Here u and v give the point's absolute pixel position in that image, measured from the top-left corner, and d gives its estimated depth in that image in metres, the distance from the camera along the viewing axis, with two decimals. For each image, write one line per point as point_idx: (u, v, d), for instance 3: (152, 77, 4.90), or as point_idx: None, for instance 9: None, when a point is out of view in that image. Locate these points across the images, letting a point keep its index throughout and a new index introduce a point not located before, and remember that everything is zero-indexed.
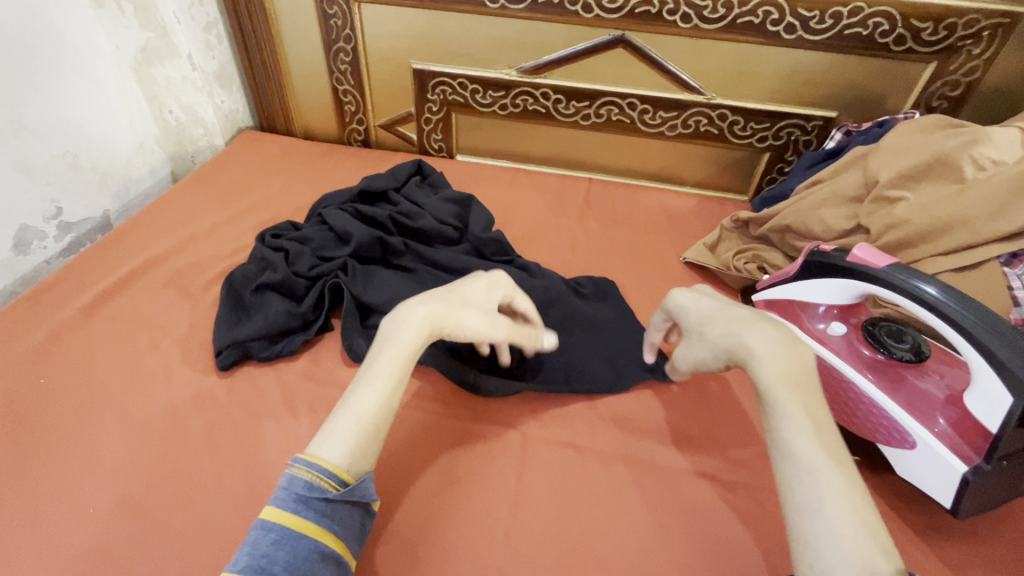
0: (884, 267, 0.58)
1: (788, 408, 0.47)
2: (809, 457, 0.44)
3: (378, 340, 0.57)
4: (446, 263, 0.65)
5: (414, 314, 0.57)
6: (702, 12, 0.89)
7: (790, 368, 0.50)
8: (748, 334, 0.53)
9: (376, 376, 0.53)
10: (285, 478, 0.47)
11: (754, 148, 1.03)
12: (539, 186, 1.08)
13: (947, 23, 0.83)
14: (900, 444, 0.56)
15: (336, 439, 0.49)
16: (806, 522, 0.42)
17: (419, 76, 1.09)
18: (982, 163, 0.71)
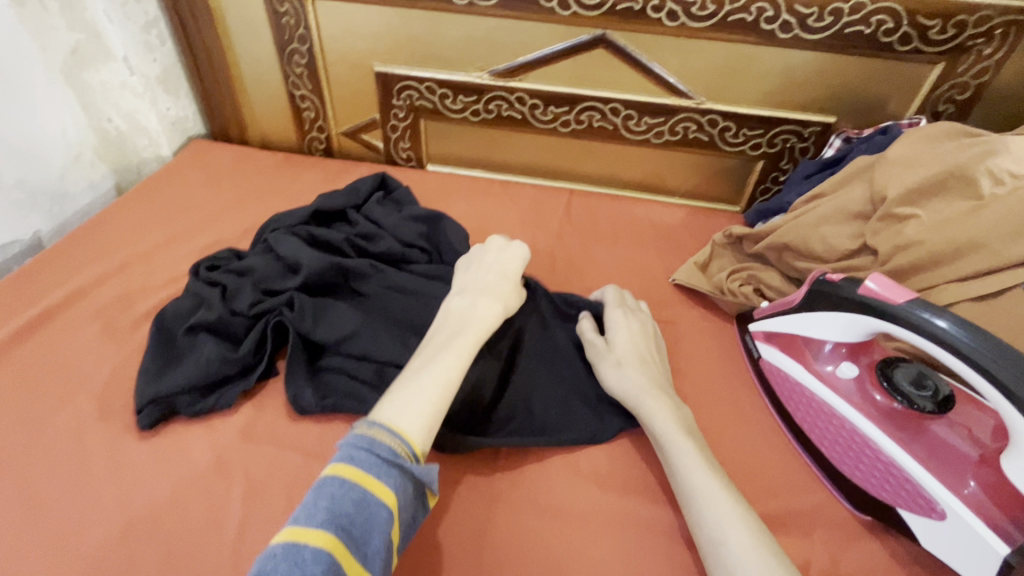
0: (903, 304, 0.50)
1: (677, 450, 0.54)
2: (709, 491, 0.50)
3: (450, 318, 0.60)
4: (490, 258, 0.70)
5: (487, 300, 0.62)
6: (690, 9, 0.81)
7: (681, 416, 0.58)
8: (648, 387, 0.59)
9: (458, 348, 0.56)
10: (364, 437, 0.45)
11: (747, 156, 0.96)
12: (515, 198, 1.00)
13: (957, 20, 0.76)
14: (926, 511, 0.49)
15: (430, 398, 0.50)
16: (716, 553, 0.46)
17: (382, 79, 0.99)
18: (1000, 176, 0.64)
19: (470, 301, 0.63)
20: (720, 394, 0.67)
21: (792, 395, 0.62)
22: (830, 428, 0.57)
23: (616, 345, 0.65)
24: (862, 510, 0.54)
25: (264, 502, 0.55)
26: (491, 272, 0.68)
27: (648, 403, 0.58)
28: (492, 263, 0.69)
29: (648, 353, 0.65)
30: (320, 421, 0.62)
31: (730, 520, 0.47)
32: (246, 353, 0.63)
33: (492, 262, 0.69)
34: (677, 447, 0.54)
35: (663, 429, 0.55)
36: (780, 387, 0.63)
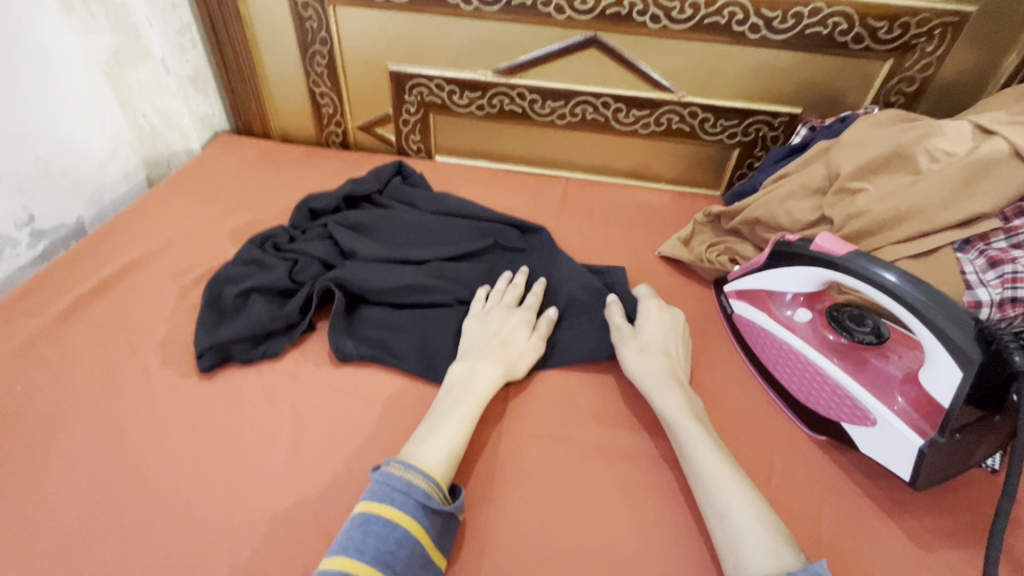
0: (844, 253, 0.61)
1: (689, 434, 0.60)
2: (717, 472, 0.56)
3: (453, 383, 0.66)
4: (492, 320, 0.74)
5: (486, 364, 0.67)
6: (670, 13, 0.92)
7: (693, 404, 0.64)
8: (661, 382, 0.66)
9: (460, 416, 0.61)
10: (404, 480, 0.53)
11: (724, 145, 1.07)
12: (517, 185, 1.10)
13: (901, 22, 0.87)
14: (861, 421, 0.59)
15: (432, 458, 0.57)
16: (721, 521, 0.53)
17: (396, 77, 1.10)
18: (936, 154, 0.75)
19: (471, 365, 0.68)
20: (698, 345, 0.77)
21: (759, 341, 0.72)
22: (789, 364, 0.67)
23: (645, 339, 0.71)
24: (816, 430, 0.64)
25: (311, 431, 0.65)
26: (492, 332, 0.72)
27: (660, 389, 0.65)
28: (494, 323, 0.73)
29: (674, 348, 0.71)
30: (353, 368, 0.72)
31: (736, 496, 0.54)
32: (293, 311, 0.73)
33: (495, 324, 0.73)
34: (687, 432, 0.61)
35: (675, 415, 0.62)
36: (749, 335, 0.74)
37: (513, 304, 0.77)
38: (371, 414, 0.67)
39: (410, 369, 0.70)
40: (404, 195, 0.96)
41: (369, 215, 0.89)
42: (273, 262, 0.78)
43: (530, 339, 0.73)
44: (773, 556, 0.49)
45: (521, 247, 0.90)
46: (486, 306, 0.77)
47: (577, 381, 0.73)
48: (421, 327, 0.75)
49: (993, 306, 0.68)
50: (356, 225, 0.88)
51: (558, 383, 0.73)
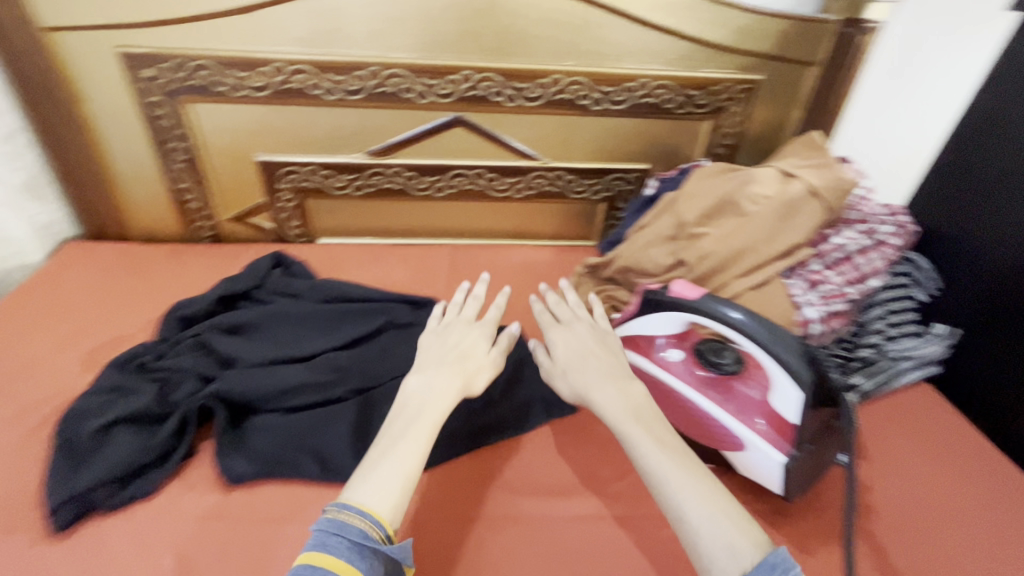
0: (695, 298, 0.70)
1: (635, 437, 0.60)
2: (673, 472, 0.55)
3: (405, 407, 0.64)
4: (451, 336, 0.76)
5: (449, 377, 0.68)
6: (523, 93, 1.01)
7: (630, 402, 0.64)
8: (594, 386, 0.67)
9: (413, 436, 0.60)
10: (335, 522, 0.52)
11: (591, 201, 1.17)
12: (406, 257, 1.11)
13: (711, 90, 1.03)
14: (733, 447, 0.68)
15: (383, 495, 0.54)
16: (681, 527, 0.53)
17: (266, 167, 1.08)
18: (755, 199, 0.87)
19: (428, 380, 0.67)
20: (593, 396, 0.82)
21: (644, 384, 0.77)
22: (671, 403, 0.74)
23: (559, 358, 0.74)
24: (705, 458, 0.72)
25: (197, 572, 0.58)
26: (452, 349, 0.73)
27: (601, 392, 0.66)
28: (453, 338, 0.75)
29: (603, 352, 0.73)
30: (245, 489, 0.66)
31: (691, 491, 0.54)
32: (166, 437, 0.67)
33: (453, 338, 0.75)
34: (630, 436, 0.60)
35: (616, 418, 0.62)
36: None
37: (472, 320, 0.80)
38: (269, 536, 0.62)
39: (308, 476, 0.66)
40: (284, 286, 0.93)
41: (249, 313, 0.85)
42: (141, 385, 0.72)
43: (489, 354, 0.75)
44: (733, 556, 0.48)
45: (412, 321, 0.90)
46: (443, 322, 0.79)
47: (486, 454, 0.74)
48: (315, 426, 0.71)
49: (819, 321, 0.81)
50: (237, 326, 0.84)
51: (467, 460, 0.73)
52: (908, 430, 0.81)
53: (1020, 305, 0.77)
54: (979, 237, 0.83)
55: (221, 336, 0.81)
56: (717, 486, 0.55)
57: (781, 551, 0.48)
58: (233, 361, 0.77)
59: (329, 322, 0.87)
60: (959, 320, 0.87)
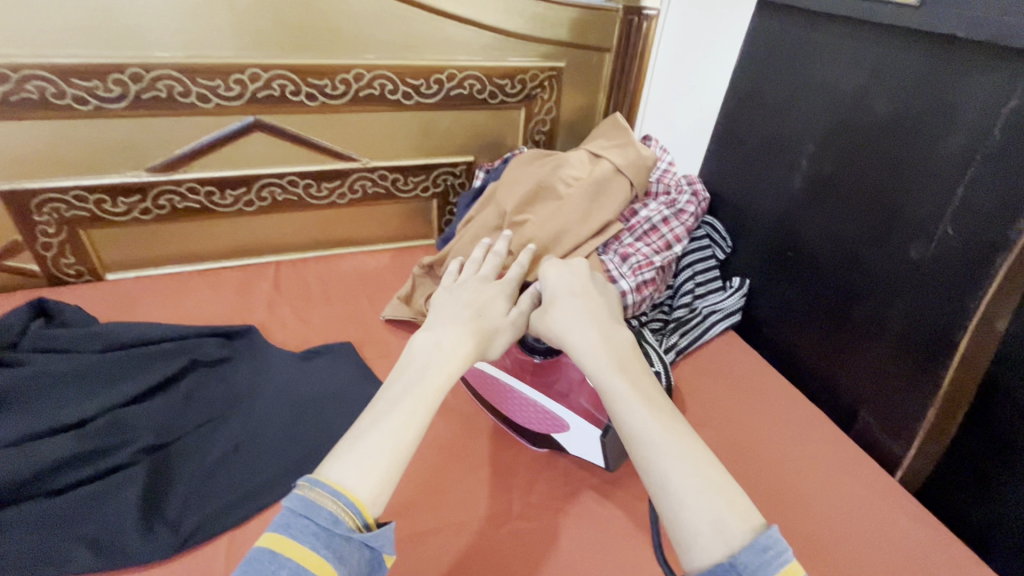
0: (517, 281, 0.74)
1: (619, 394, 0.56)
2: (658, 436, 0.52)
3: (415, 355, 0.57)
4: (466, 290, 0.69)
5: (456, 332, 0.60)
6: (324, 90, 0.94)
7: (614, 354, 0.60)
8: (592, 332, 0.62)
9: (416, 401, 0.51)
10: (304, 502, 0.43)
11: (422, 198, 1.14)
12: (218, 283, 0.99)
13: (519, 78, 1.05)
14: (556, 428, 0.68)
15: (366, 478, 0.45)
16: (662, 494, 0.49)
17: (10, 198, 0.88)
18: (568, 180, 0.93)
19: (437, 335, 0.59)
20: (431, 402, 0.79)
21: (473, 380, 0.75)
22: (497, 396, 0.72)
23: (561, 290, 0.68)
24: (539, 444, 0.73)
25: None
26: (466, 303, 0.66)
27: (586, 343, 0.61)
28: (467, 293, 0.68)
29: (595, 297, 0.68)
30: None
31: (677, 460, 0.50)
32: None
33: (468, 293, 0.68)
34: (616, 392, 0.56)
35: (601, 373, 0.58)
36: (466, 377, 0.77)
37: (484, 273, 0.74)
38: None
39: (78, 567, 0.55)
40: (48, 340, 0.77)
41: None
42: None
43: (509, 313, 0.67)
44: (722, 533, 0.45)
45: (224, 356, 0.80)
46: (458, 279, 0.73)
47: None
48: (90, 504, 0.60)
49: (633, 291, 0.86)
50: None
51: None
52: (716, 377, 0.90)
53: (793, 255, 0.88)
54: (747, 198, 0.96)
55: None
56: (708, 453, 0.51)
57: (774, 534, 0.44)
58: None
59: (111, 375, 0.74)
60: (747, 272, 0.99)
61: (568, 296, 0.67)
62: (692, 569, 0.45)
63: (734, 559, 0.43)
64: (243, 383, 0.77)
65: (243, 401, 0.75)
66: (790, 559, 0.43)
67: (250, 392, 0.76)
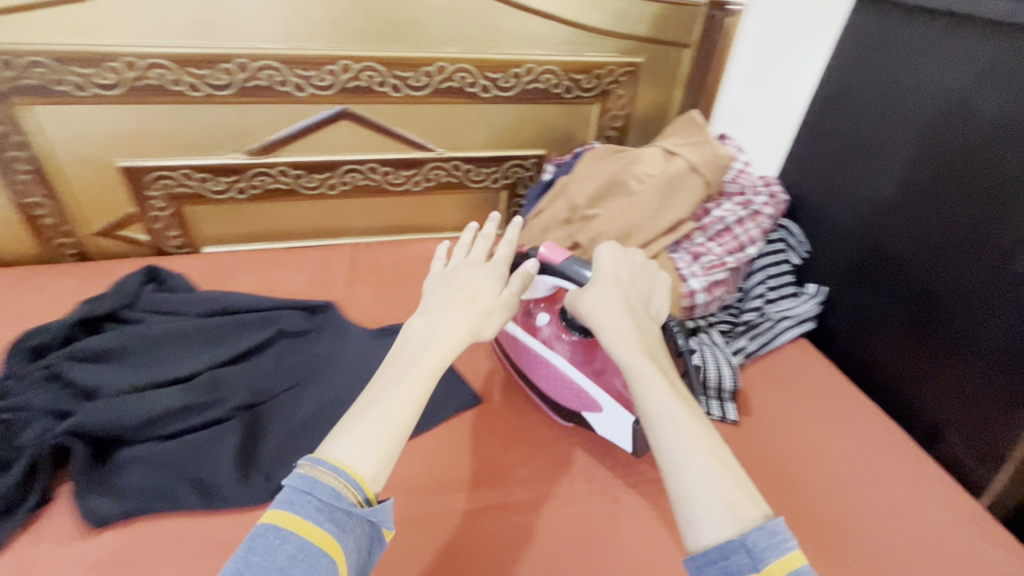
0: (562, 261, 0.69)
1: (640, 371, 0.53)
2: (675, 414, 0.50)
3: (405, 345, 0.54)
4: (458, 276, 0.63)
5: (452, 317, 0.56)
6: (408, 82, 0.98)
7: (644, 336, 0.57)
8: (618, 308, 0.59)
9: (406, 384, 0.50)
10: (305, 478, 0.42)
11: (492, 189, 1.17)
12: (301, 261, 1.05)
13: (595, 74, 1.05)
14: (589, 408, 0.70)
15: (369, 453, 0.44)
16: (675, 470, 0.47)
17: (130, 174, 0.98)
18: (641, 178, 0.92)
19: (432, 320, 0.56)
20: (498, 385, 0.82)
21: (517, 350, 0.78)
22: (537, 369, 0.75)
23: (605, 265, 0.63)
24: (568, 419, 0.75)
25: None
26: (459, 288, 0.61)
27: (613, 318, 0.58)
28: (460, 279, 0.62)
29: (637, 280, 0.64)
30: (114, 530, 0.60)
31: (691, 439, 0.48)
32: (11, 486, 0.59)
33: (461, 279, 0.62)
34: (639, 369, 0.53)
35: (623, 350, 0.55)
36: (510, 345, 0.79)
37: (479, 258, 0.66)
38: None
39: (187, 506, 0.61)
40: (159, 304, 0.85)
41: (113, 338, 0.77)
42: None
43: (502, 296, 0.62)
44: (733, 512, 0.43)
45: (308, 329, 0.86)
46: (449, 265, 0.66)
47: None
48: (195, 451, 0.66)
49: (703, 290, 0.85)
50: (100, 354, 0.76)
51: None
52: (785, 383, 0.87)
53: (878, 262, 0.84)
54: (831, 201, 0.92)
55: (81, 366, 0.73)
56: (719, 440, 0.49)
57: (785, 521, 0.42)
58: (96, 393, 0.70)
59: (212, 338, 0.82)
60: (825, 277, 0.95)
61: (614, 275, 0.62)
62: (695, 546, 0.43)
63: (745, 538, 0.41)
64: (326, 356, 0.82)
65: (325, 371, 0.80)
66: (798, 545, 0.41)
67: (331, 364, 0.81)
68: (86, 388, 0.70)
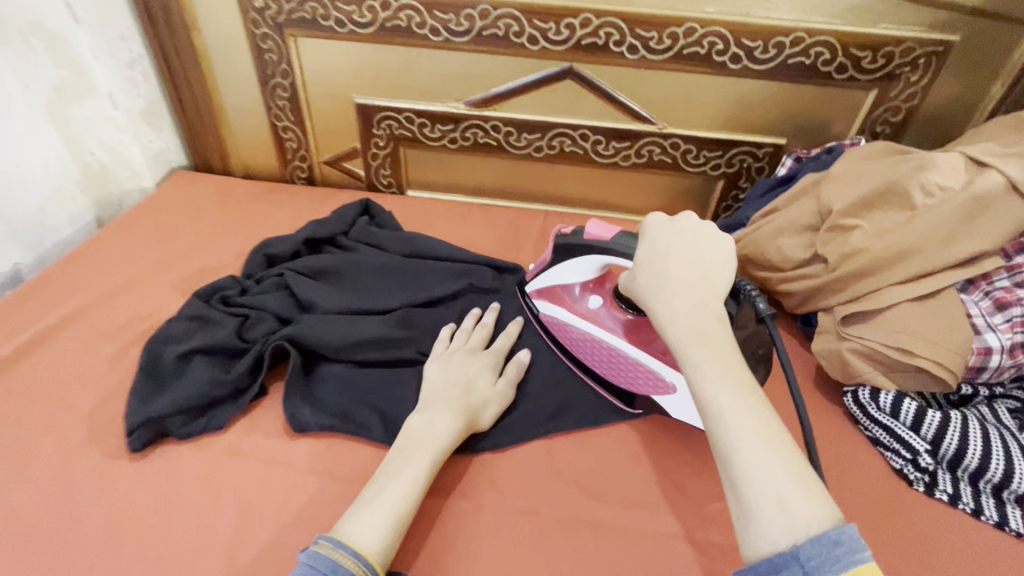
0: (612, 239, 0.61)
1: (694, 360, 0.49)
2: (732, 410, 0.46)
3: (406, 439, 0.59)
4: (454, 365, 0.68)
5: (446, 414, 0.61)
6: (648, 43, 0.88)
7: (700, 319, 0.51)
8: (671, 292, 0.53)
9: (411, 473, 0.56)
10: (326, 560, 0.47)
11: (708, 176, 1.03)
12: (493, 219, 1.04)
13: (885, 51, 0.84)
14: (666, 392, 0.64)
15: (372, 535, 0.51)
16: (725, 465, 0.45)
17: (363, 111, 1.04)
18: (930, 189, 0.71)
19: (429, 416, 0.62)
20: None
21: (567, 336, 0.71)
22: (599, 355, 0.68)
23: (655, 245, 0.56)
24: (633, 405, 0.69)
25: (258, 519, 0.56)
26: (453, 378, 0.66)
27: (662, 303, 0.53)
28: (455, 369, 0.67)
29: (697, 251, 0.55)
30: (310, 440, 0.63)
31: (748, 437, 0.44)
32: (242, 374, 0.65)
33: (457, 369, 0.67)
34: (690, 357, 0.49)
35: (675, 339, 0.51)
36: (556, 331, 0.73)
37: (474, 346, 0.71)
38: (327, 493, 0.59)
39: (373, 438, 0.63)
40: (369, 235, 0.89)
41: (331, 260, 0.82)
42: (224, 318, 0.71)
43: (496, 385, 0.68)
44: (783, 508, 0.42)
45: (497, 289, 0.83)
46: (447, 349, 0.71)
47: (561, 444, 0.66)
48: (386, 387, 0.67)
49: (1002, 351, 0.63)
50: (319, 272, 0.81)
51: (540, 449, 0.66)
52: None
53: None
54: None
55: (304, 279, 0.78)
56: (781, 434, 0.45)
57: (846, 531, 0.40)
58: (312, 308, 0.75)
59: (411, 279, 0.83)
60: None
61: (661, 254, 0.55)
62: (748, 551, 0.42)
63: (798, 550, 0.40)
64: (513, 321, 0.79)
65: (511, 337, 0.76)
66: (867, 558, 0.39)
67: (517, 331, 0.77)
68: (306, 301, 0.75)
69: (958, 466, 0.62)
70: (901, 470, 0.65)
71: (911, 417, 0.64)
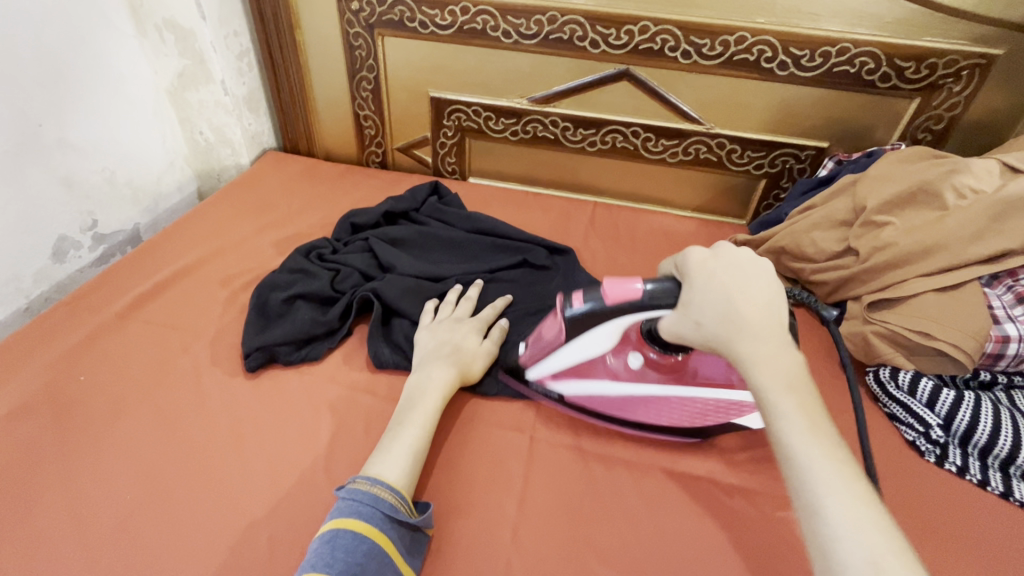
0: (644, 297, 0.58)
1: (782, 408, 0.48)
2: (812, 458, 0.45)
3: (410, 393, 0.67)
4: (443, 331, 0.75)
5: (440, 368, 0.69)
6: (701, 50, 0.96)
7: (779, 364, 0.50)
8: (734, 335, 0.52)
9: (418, 423, 0.64)
10: (369, 495, 0.55)
11: (751, 175, 1.09)
12: (547, 207, 1.14)
13: (928, 63, 0.90)
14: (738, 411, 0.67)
15: (393, 466, 0.59)
16: (811, 520, 0.44)
17: (436, 103, 1.16)
18: (963, 191, 0.76)
19: (425, 374, 0.70)
20: None
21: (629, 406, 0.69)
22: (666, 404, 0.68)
23: (694, 275, 0.56)
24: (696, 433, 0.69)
25: (349, 431, 0.69)
26: (444, 341, 0.73)
27: (731, 348, 0.52)
28: (443, 334, 0.75)
29: (750, 288, 0.54)
30: (390, 374, 0.75)
31: (834, 488, 0.44)
32: (335, 317, 0.78)
33: (446, 334, 0.75)
34: (778, 407, 0.48)
35: (761, 382, 0.50)
36: (609, 405, 0.70)
37: (458, 317, 0.78)
38: None
39: None
40: (439, 212, 1.01)
41: (406, 231, 0.94)
42: (320, 272, 0.84)
43: (482, 344, 0.75)
44: (880, 572, 0.39)
45: (551, 265, 0.92)
46: (435, 319, 0.78)
47: None
48: None
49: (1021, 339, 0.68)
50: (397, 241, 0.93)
51: None
52: None
53: None
54: None
55: (385, 245, 0.91)
56: (871, 492, 0.44)
57: None
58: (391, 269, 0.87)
59: (476, 251, 0.94)
60: None
61: (699, 282, 0.55)
62: None
63: None
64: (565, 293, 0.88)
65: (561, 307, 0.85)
66: None
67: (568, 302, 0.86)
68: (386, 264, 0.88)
69: (968, 441, 0.68)
70: (914, 442, 0.72)
71: (927, 395, 0.70)
